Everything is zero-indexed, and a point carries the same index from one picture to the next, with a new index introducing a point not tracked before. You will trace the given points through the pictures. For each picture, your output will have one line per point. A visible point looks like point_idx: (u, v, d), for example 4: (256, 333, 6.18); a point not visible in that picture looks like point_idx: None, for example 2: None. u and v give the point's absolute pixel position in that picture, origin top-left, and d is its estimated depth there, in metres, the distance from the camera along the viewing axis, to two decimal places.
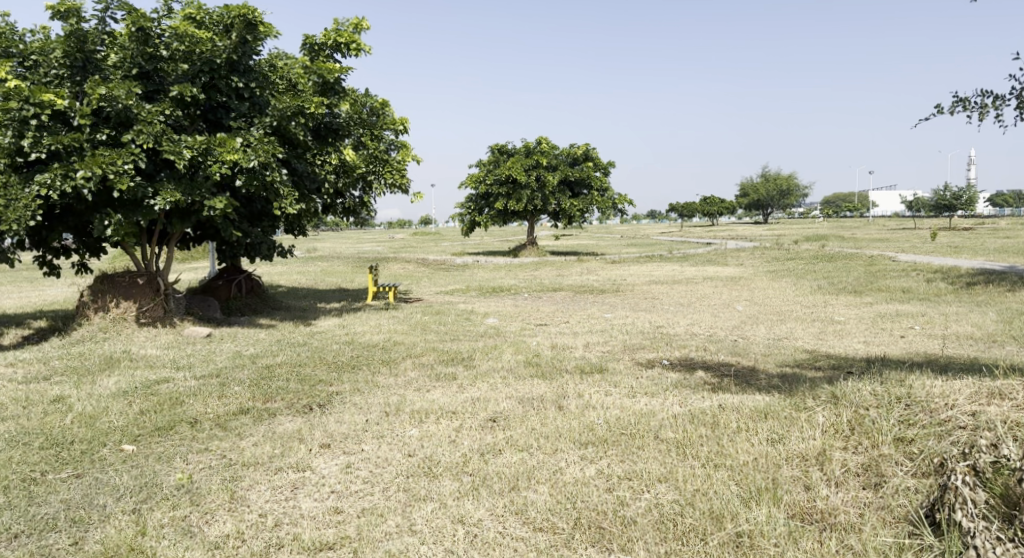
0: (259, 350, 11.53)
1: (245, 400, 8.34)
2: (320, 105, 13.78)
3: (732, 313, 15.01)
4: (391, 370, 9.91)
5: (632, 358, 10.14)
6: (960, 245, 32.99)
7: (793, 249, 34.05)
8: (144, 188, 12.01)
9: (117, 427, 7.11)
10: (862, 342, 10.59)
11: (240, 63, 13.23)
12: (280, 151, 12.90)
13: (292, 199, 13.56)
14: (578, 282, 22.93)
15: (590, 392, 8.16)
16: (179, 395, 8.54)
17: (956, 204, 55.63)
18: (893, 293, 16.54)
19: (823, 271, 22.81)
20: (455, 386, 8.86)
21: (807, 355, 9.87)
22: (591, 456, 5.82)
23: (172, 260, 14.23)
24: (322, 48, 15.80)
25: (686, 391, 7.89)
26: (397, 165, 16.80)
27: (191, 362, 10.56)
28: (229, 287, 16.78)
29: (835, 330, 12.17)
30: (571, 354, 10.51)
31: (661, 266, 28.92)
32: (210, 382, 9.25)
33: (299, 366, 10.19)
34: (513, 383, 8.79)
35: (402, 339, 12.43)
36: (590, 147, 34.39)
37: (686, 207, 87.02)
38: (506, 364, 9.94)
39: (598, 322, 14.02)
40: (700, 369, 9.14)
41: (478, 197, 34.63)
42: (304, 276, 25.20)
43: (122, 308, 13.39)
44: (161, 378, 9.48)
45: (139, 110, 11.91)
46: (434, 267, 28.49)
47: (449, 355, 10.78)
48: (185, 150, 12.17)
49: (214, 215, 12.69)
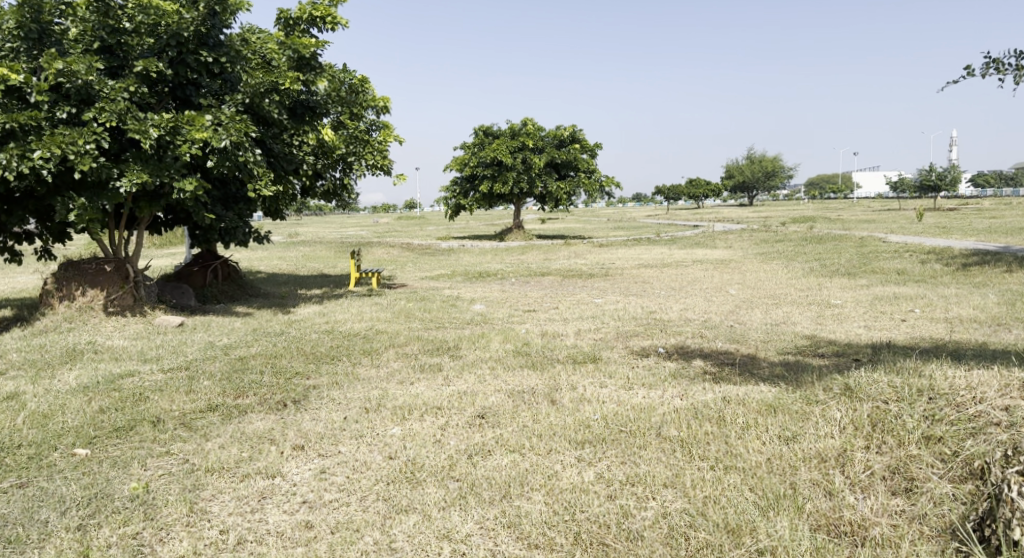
0: (234, 340, 10.96)
1: (215, 396, 7.80)
2: (296, 81, 13.35)
3: (725, 297, 14.56)
4: (373, 361, 9.39)
5: (626, 346, 9.67)
6: (949, 225, 32.62)
7: (780, 230, 33.68)
8: (109, 169, 11.45)
9: (71, 428, 6.56)
10: (863, 327, 10.21)
11: (210, 37, 12.78)
12: (253, 129, 12.32)
13: (266, 180, 13.27)
14: (566, 265, 22.45)
15: (584, 383, 7.67)
16: (143, 391, 7.99)
17: (941, 184, 55.50)
18: (888, 275, 16.17)
19: (814, 253, 22.43)
20: (441, 378, 8.36)
21: (808, 340, 9.45)
22: (588, 457, 5.33)
23: (141, 246, 13.59)
24: (298, 23, 15.13)
25: (687, 382, 7.43)
26: (378, 145, 16.19)
27: (160, 354, 9.98)
28: (204, 274, 16.15)
29: (833, 314, 11.80)
30: (561, 342, 10.03)
31: (650, 249, 28.51)
32: (178, 376, 8.70)
33: (274, 357, 9.65)
34: (502, 374, 8.30)
35: (384, 327, 11.89)
36: (576, 128, 33.82)
37: (671, 189, 86.65)
38: (494, 353, 9.44)
39: (588, 308, 13.56)
40: (698, 357, 8.68)
41: (462, 180, 34.04)
42: (285, 261, 24.59)
43: (89, 296, 12.74)
44: (126, 371, 8.91)
45: (101, 87, 11.41)
46: (418, 251, 27.90)
47: (434, 344, 10.28)
48: (152, 129, 11.60)
49: (184, 197, 12.14)
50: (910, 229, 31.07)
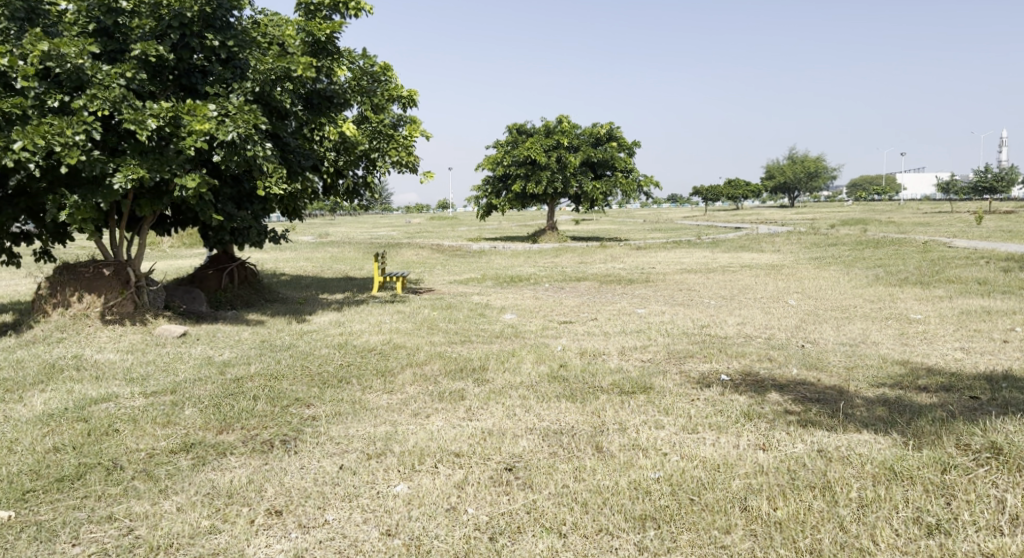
0: (236, 355, 9.78)
1: (194, 431, 6.54)
2: (310, 67, 11.94)
3: (785, 309, 12.99)
4: (385, 386, 8.07)
5: (681, 370, 8.24)
6: (1014, 229, 30.66)
7: (830, 233, 31.82)
8: (103, 163, 10.30)
9: (9, 477, 5.38)
10: (963, 353, 8.68)
11: (217, 18, 11.47)
12: (263, 121, 11.06)
13: (279, 176, 11.96)
14: (603, 270, 20.97)
15: (637, 423, 6.27)
16: (115, 422, 6.78)
17: (997, 187, 52.80)
18: (968, 285, 14.48)
19: (874, 259, 20.64)
20: (463, 410, 7.02)
21: (903, 370, 7.96)
22: (653, 547, 4.16)
23: (145, 246, 12.40)
24: (319, 9, 13.83)
25: (765, 430, 6.02)
26: (404, 141, 14.63)
27: (148, 372, 8.76)
28: (219, 277, 15.08)
29: (918, 333, 10.25)
30: (604, 364, 8.62)
31: (692, 252, 26.96)
32: (160, 403, 7.45)
33: (275, 379, 8.36)
34: (536, 407, 6.94)
35: (403, 341, 10.59)
36: (614, 126, 32.30)
37: (708, 190, 84.41)
38: (527, 378, 8.06)
39: (631, 319, 12.11)
40: (773, 391, 7.24)
41: (494, 179, 32.70)
42: (309, 264, 23.43)
43: (85, 303, 11.65)
44: (102, 395, 7.69)
45: (94, 72, 10.27)
46: (447, 253, 26.56)
47: (458, 364, 8.93)
48: (151, 119, 10.41)
49: (188, 195, 10.92)
50: (997, 230, 31.04)
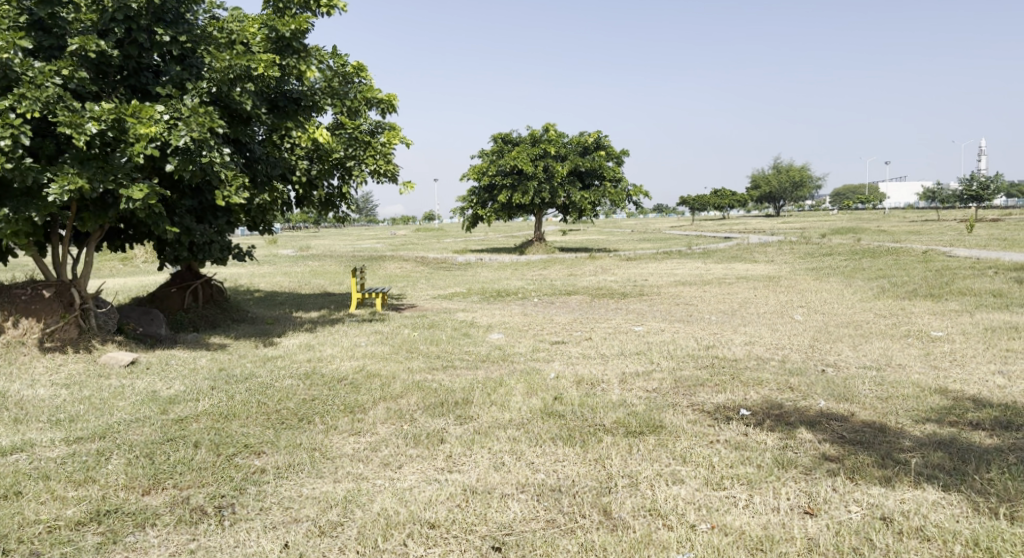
0: (186, 388, 8.59)
1: (114, 493, 5.40)
2: (272, 66, 10.80)
3: (794, 326, 11.93)
4: (353, 425, 6.94)
5: (693, 403, 7.17)
6: (1009, 237, 29.98)
7: (825, 242, 30.89)
8: (37, 171, 9.12)
9: None
10: (1006, 379, 7.70)
11: (167, 11, 10.34)
12: (219, 123, 9.88)
13: (240, 185, 10.52)
14: (593, 283, 19.89)
15: (651, 477, 5.19)
16: (21, 479, 5.62)
17: (983, 195, 52.06)
18: (983, 298, 13.52)
19: (874, 269, 19.69)
20: (442, 458, 5.91)
21: (948, 400, 6.96)
22: None
23: (92, 264, 11.14)
24: (288, 6, 12.70)
25: (806, 484, 4.99)
26: (382, 148, 13.57)
27: (78, 412, 7.57)
28: (182, 296, 13.87)
29: (947, 352, 9.28)
30: (604, 396, 7.52)
31: (683, 263, 25.97)
32: (81, 452, 6.27)
33: (224, 420, 7.20)
34: (529, 454, 5.84)
35: (377, 367, 9.46)
36: (602, 134, 31.29)
37: (694, 199, 83.62)
38: (517, 415, 6.94)
39: (628, 339, 11.03)
40: (804, 430, 6.18)
41: (481, 190, 31.62)
42: (285, 279, 22.18)
43: (21, 329, 10.42)
44: (17, 443, 6.51)
45: (24, 70, 9.14)
46: (433, 266, 25.41)
47: (438, 395, 7.82)
48: (90, 121, 9.27)
49: (135, 208, 9.70)
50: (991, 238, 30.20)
